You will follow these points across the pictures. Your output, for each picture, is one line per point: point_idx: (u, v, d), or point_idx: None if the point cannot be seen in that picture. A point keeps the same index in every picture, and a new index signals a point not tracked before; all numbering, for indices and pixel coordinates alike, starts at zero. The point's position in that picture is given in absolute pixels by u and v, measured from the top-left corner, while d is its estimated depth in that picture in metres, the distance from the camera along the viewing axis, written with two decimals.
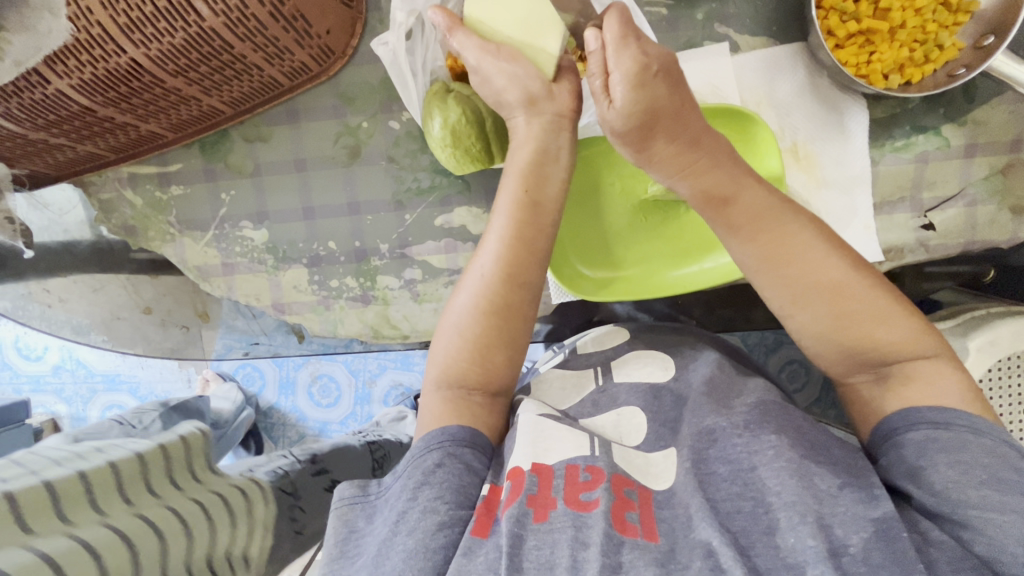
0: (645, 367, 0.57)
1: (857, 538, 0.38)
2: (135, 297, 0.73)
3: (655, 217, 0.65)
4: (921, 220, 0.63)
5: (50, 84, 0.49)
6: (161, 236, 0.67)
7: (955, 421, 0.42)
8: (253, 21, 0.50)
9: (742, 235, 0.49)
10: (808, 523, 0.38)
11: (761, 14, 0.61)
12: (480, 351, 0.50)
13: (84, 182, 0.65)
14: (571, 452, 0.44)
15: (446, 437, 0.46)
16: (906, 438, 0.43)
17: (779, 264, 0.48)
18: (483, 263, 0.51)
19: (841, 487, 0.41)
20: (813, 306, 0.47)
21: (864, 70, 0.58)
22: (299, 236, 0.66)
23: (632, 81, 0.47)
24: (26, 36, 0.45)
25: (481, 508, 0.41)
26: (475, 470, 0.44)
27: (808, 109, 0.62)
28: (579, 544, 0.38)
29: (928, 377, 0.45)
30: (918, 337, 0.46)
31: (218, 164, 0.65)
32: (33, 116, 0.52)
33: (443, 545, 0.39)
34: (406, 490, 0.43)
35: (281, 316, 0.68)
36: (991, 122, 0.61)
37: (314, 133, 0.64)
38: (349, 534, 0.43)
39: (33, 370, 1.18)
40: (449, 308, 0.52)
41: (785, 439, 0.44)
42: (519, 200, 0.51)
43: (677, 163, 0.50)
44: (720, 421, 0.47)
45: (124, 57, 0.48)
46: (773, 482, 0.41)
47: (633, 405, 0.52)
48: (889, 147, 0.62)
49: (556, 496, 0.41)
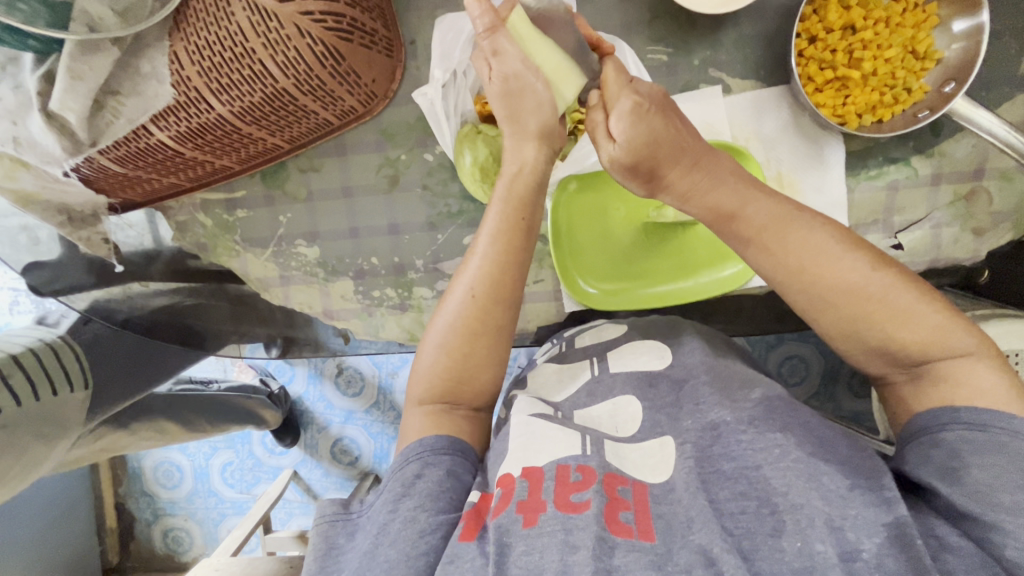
0: (642, 357, 0.64)
1: (869, 544, 0.43)
2: (204, 306, 0.81)
3: (657, 237, 0.74)
4: (891, 241, 0.71)
5: (152, 135, 0.59)
6: (228, 252, 0.77)
7: (993, 422, 0.46)
8: (316, 80, 0.60)
9: (758, 250, 0.56)
10: (818, 527, 0.44)
11: (750, 60, 0.69)
12: (462, 369, 0.58)
13: (163, 208, 0.76)
14: (562, 453, 0.51)
15: (423, 448, 0.54)
16: (941, 437, 0.48)
17: (797, 275, 0.54)
18: (466, 282, 0.60)
19: (851, 488, 0.46)
20: (833, 311, 0.53)
21: (840, 112, 0.67)
22: (346, 252, 0.76)
23: (631, 111, 0.55)
24: (137, 99, 0.57)
25: (471, 514, 0.49)
26: (457, 475, 0.53)
27: (791, 144, 0.71)
28: (567, 548, 0.43)
29: (963, 377, 0.49)
30: (953, 338, 0.50)
31: (277, 191, 0.75)
32: (133, 159, 0.62)
33: (424, 551, 0.47)
34: (387, 503, 0.51)
35: (330, 321, 0.79)
36: (956, 154, 0.69)
37: (358, 164, 0.74)
38: (330, 548, 0.51)
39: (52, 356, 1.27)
40: (431, 329, 0.61)
41: (791, 436, 0.50)
42: (494, 230, 0.60)
43: (682, 184, 0.58)
44: (724, 416, 0.54)
45: (212, 112, 0.59)
46: (780, 483, 0.47)
47: (628, 395, 0.59)
48: (864, 175, 0.71)
49: (546, 499, 0.47)
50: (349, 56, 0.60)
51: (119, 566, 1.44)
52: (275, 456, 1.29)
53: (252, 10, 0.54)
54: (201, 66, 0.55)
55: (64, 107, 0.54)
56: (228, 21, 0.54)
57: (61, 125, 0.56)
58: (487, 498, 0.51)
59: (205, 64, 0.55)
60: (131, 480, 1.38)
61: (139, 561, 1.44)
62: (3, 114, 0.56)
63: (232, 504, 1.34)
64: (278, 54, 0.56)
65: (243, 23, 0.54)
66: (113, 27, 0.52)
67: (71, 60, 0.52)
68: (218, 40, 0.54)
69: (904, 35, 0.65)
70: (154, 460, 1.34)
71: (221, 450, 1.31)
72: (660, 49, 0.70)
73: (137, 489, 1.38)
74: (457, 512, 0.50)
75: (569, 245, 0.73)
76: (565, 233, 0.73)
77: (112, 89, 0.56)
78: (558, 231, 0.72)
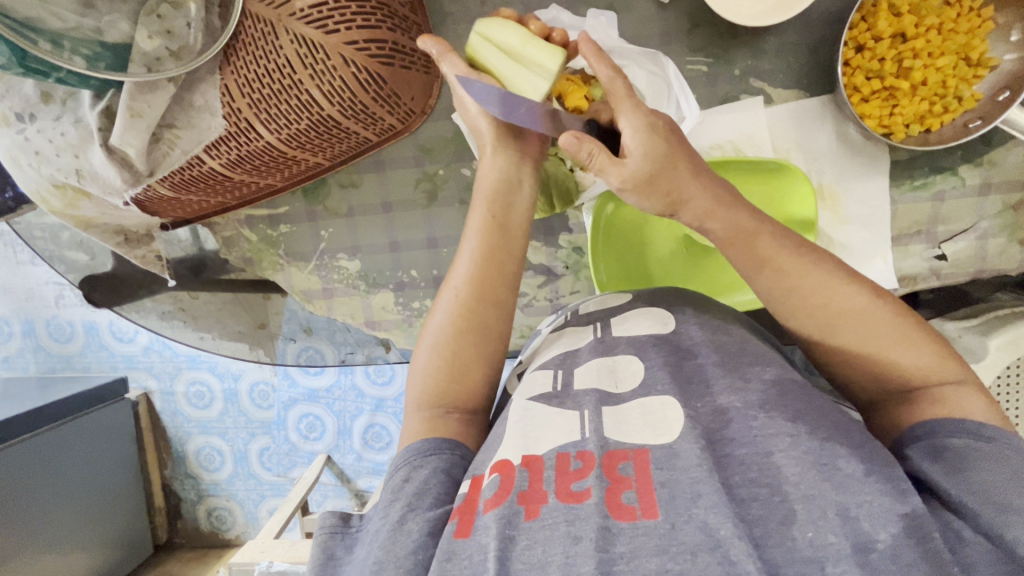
0: (644, 323, 0.57)
1: (885, 534, 0.37)
2: (253, 315, 0.84)
3: (694, 249, 0.73)
4: (935, 250, 0.70)
5: (205, 163, 0.63)
6: (273, 266, 0.80)
7: (999, 437, 0.43)
8: (360, 106, 0.61)
9: (767, 269, 0.51)
10: (830, 519, 0.38)
11: (793, 69, 0.68)
12: (454, 368, 0.55)
13: (209, 223, 0.78)
14: (561, 440, 0.46)
15: (410, 454, 0.50)
16: (946, 442, 0.44)
17: (799, 296, 0.50)
18: (456, 283, 0.57)
19: (867, 474, 0.40)
20: (837, 332, 0.50)
21: (886, 122, 0.65)
22: (386, 265, 0.78)
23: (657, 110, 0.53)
24: (192, 132, 0.61)
25: (462, 510, 0.44)
26: (453, 475, 0.49)
27: (834, 156, 0.70)
28: (570, 540, 0.38)
29: (958, 402, 0.46)
30: (943, 364, 0.47)
31: (318, 207, 0.77)
32: (171, 176, 0.64)
33: (412, 551, 0.42)
34: (380, 511, 0.47)
35: (372, 331, 0.82)
36: (1007, 163, 0.67)
37: (397, 179, 0.75)
38: (329, 560, 0.46)
39: (70, 350, 1.15)
40: (425, 331, 0.57)
41: (805, 427, 0.43)
42: (478, 232, 0.58)
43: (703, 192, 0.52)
44: (733, 399, 0.47)
45: (261, 140, 0.62)
46: (792, 472, 0.41)
47: (630, 354, 0.53)
48: (908, 186, 0.70)
49: (547, 490, 0.42)
50: (390, 79, 0.61)
51: (167, 543, 1.26)
52: (309, 441, 1.11)
53: (299, 42, 0.56)
54: (251, 97, 0.59)
55: (124, 142, 0.58)
56: (276, 54, 0.56)
57: (120, 158, 0.61)
58: (478, 485, 0.46)
59: (255, 96, 0.59)
60: (176, 461, 1.20)
61: (187, 537, 1.26)
62: (66, 149, 0.60)
63: (271, 487, 1.16)
64: (323, 83, 0.58)
65: (290, 55, 0.56)
66: (169, 66, 0.56)
67: (131, 99, 0.56)
68: (267, 72, 0.57)
69: (958, 42, 0.62)
70: (194, 442, 1.17)
71: (258, 435, 1.13)
72: (700, 60, 0.69)
73: (182, 470, 1.20)
74: (447, 506, 0.46)
75: (605, 252, 0.72)
76: (600, 238, 0.72)
77: (168, 122, 0.60)
78: (593, 237, 0.71)
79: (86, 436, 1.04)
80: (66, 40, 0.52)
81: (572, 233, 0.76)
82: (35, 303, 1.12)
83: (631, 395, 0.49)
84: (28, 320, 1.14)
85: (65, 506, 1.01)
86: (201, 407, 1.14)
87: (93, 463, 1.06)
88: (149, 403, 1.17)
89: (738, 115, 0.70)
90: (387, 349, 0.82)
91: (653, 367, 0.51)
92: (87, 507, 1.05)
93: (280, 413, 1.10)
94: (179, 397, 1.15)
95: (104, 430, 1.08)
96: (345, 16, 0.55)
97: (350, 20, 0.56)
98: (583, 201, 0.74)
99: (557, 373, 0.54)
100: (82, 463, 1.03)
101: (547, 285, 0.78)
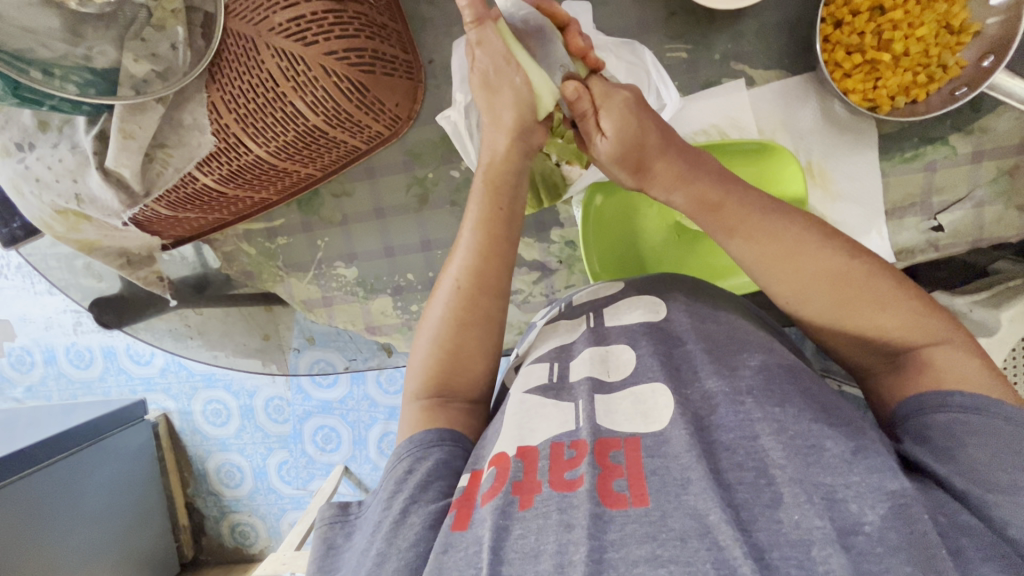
0: (635, 312, 0.56)
1: (872, 515, 0.36)
2: (257, 327, 0.85)
3: (689, 233, 0.73)
4: (931, 222, 0.69)
5: (198, 180, 0.65)
6: (274, 278, 0.82)
7: (986, 407, 0.42)
8: (344, 114, 0.62)
9: (739, 236, 0.50)
10: (815, 504, 0.37)
11: (774, 49, 0.69)
12: (455, 361, 0.54)
13: (210, 240, 0.81)
14: (556, 430, 0.46)
15: (414, 444, 0.50)
16: (932, 419, 0.43)
17: (777, 260, 0.48)
18: (452, 272, 0.56)
19: (853, 453, 0.40)
20: (820, 298, 0.48)
21: (870, 96, 0.65)
22: (382, 270, 0.80)
23: (637, 104, 0.54)
24: (184, 150, 0.63)
25: (461, 502, 0.44)
26: (453, 466, 0.49)
27: (821, 133, 0.70)
28: (563, 528, 0.38)
29: (945, 363, 0.45)
30: (924, 324, 0.46)
31: (313, 217, 0.79)
32: (168, 195, 0.66)
33: (414, 542, 0.43)
34: (383, 502, 0.47)
35: (373, 336, 0.83)
36: (998, 129, 0.66)
37: (389, 185, 0.76)
38: (330, 549, 0.47)
39: (89, 375, 1.18)
40: (425, 322, 0.56)
41: (791, 410, 0.43)
42: (475, 222, 0.56)
43: (670, 175, 0.52)
44: (720, 386, 0.46)
45: (251, 154, 0.63)
46: (780, 454, 0.40)
47: (622, 343, 0.53)
48: (899, 158, 0.69)
49: (541, 479, 0.42)
50: (371, 86, 0.62)
51: (193, 561, 1.27)
52: (326, 452, 1.10)
53: (279, 55, 0.57)
54: (237, 113, 0.60)
55: (119, 164, 0.61)
56: (259, 68, 0.58)
57: (117, 179, 0.63)
58: (477, 479, 0.46)
59: (241, 111, 0.60)
60: (197, 479, 1.22)
61: (211, 554, 1.27)
62: (65, 174, 0.63)
63: (291, 501, 1.17)
64: (306, 94, 0.59)
65: (273, 69, 0.58)
66: (157, 87, 0.59)
67: (122, 122, 0.60)
68: (252, 87, 0.59)
69: (936, 11, 0.62)
70: (213, 459, 1.19)
71: (274, 450, 1.13)
72: (679, 47, 0.70)
73: (203, 489, 1.22)
74: (448, 499, 0.46)
75: (599, 243, 0.72)
76: (592, 232, 0.72)
77: (160, 143, 0.63)
78: (584, 230, 0.71)
79: (111, 457, 1.07)
80: (57, 69, 0.56)
81: (564, 227, 0.77)
82: (53, 331, 1.15)
83: (623, 384, 0.49)
84: (48, 348, 1.17)
85: (94, 526, 1.03)
86: (217, 424, 1.16)
87: (116, 484, 1.07)
88: (168, 423, 1.19)
89: (723, 100, 0.70)
90: (390, 354, 0.83)
91: (644, 355, 0.51)
92: (113, 526, 1.07)
93: (295, 426, 1.10)
94: (195, 416, 1.16)
95: (128, 450, 1.10)
96: (323, 28, 0.57)
97: (328, 31, 0.57)
98: (571, 194, 0.74)
99: (554, 365, 0.53)
100: (107, 484, 1.05)
101: (541, 280, 0.79)
